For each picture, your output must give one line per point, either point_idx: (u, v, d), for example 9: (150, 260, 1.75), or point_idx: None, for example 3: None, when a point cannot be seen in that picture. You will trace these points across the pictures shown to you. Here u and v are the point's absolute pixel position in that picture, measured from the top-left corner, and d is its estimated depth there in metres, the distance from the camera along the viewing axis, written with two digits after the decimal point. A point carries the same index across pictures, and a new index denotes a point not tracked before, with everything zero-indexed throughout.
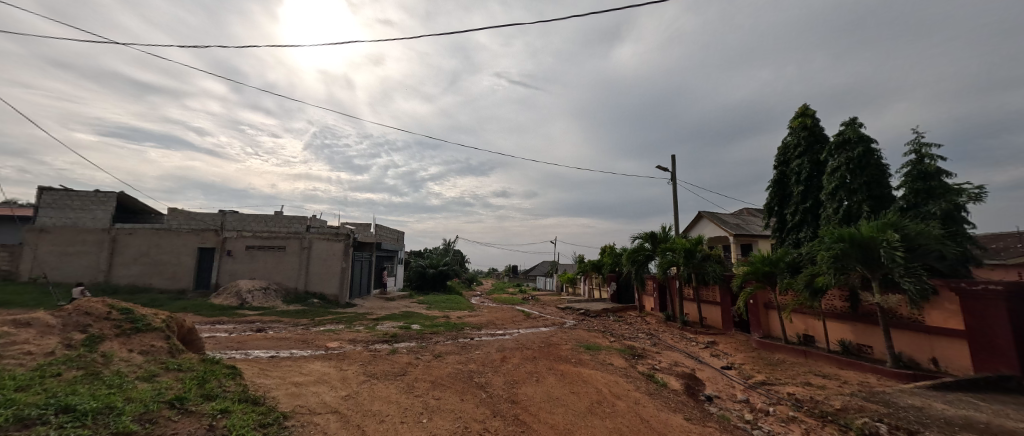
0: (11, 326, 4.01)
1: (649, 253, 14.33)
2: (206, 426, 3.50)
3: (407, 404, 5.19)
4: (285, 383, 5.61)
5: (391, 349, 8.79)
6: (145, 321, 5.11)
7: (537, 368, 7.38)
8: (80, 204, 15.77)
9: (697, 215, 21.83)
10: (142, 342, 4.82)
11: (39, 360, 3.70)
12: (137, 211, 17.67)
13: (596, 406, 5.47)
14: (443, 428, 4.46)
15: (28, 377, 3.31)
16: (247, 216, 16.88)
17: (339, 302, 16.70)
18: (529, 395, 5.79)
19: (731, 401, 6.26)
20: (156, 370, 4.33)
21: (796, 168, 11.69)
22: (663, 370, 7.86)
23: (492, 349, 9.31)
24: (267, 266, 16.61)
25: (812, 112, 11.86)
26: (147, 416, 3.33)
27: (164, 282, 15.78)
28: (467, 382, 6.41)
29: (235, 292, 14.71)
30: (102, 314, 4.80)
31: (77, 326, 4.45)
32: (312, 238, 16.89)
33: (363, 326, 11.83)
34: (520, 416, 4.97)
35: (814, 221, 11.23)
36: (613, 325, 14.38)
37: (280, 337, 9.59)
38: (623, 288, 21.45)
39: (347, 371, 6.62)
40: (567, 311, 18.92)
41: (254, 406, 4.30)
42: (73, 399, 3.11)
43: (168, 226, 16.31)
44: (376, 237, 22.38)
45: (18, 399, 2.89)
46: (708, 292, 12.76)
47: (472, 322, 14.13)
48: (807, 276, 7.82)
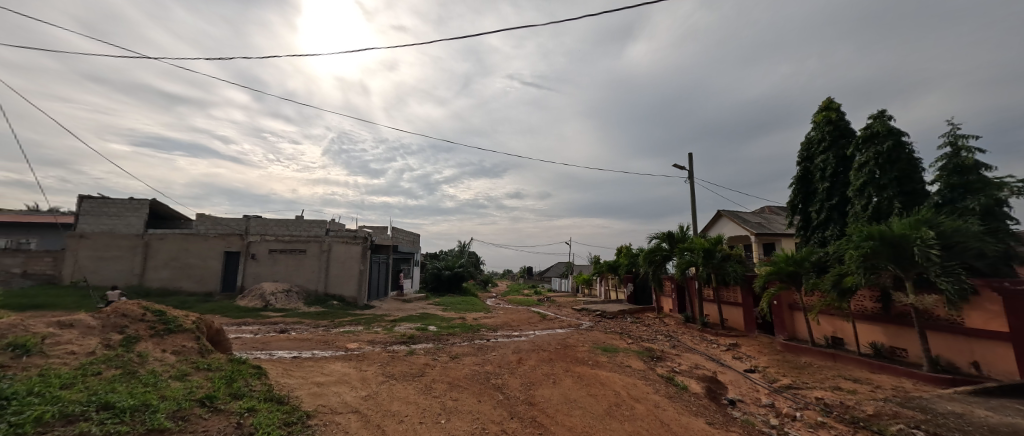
0: (55, 328, 4.24)
1: (667, 253, 14.08)
2: (235, 424, 3.64)
3: (425, 404, 5.24)
4: (308, 383, 5.77)
5: (408, 351, 8.90)
6: (177, 322, 5.34)
7: (554, 370, 7.34)
8: (116, 211, 16.61)
9: (716, 214, 21.34)
10: (174, 343, 5.04)
11: (82, 359, 3.92)
12: (168, 217, 18.48)
13: (615, 408, 5.40)
14: (461, 429, 4.49)
15: (72, 375, 3.51)
16: (269, 221, 17.45)
17: (358, 304, 17.05)
18: (546, 397, 5.76)
19: (755, 405, 6.07)
20: (187, 370, 4.52)
21: (821, 164, 11.26)
22: (683, 372, 7.69)
23: (508, 350, 9.33)
24: (289, 268, 17.11)
25: (837, 105, 11.42)
26: (181, 413, 3.48)
27: (193, 284, 16.43)
28: (483, 383, 6.44)
29: (259, 294, 15.23)
30: (138, 315, 5.04)
31: (115, 327, 4.69)
32: (331, 241, 17.33)
33: (381, 328, 12.03)
34: (538, 418, 4.96)
35: (841, 219, 10.81)
36: (630, 327, 14.17)
37: (303, 338, 9.87)
38: (640, 289, 21.14)
39: (366, 372, 6.75)
40: (583, 312, 18.75)
41: (279, 405, 4.44)
42: (112, 396, 3.27)
43: (197, 231, 17.01)
44: (393, 239, 22.77)
45: (63, 396, 3.07)
46: (729, 293, 12.44)
47: (488, 324, 14.15)
48: (834, 276, 7.52)
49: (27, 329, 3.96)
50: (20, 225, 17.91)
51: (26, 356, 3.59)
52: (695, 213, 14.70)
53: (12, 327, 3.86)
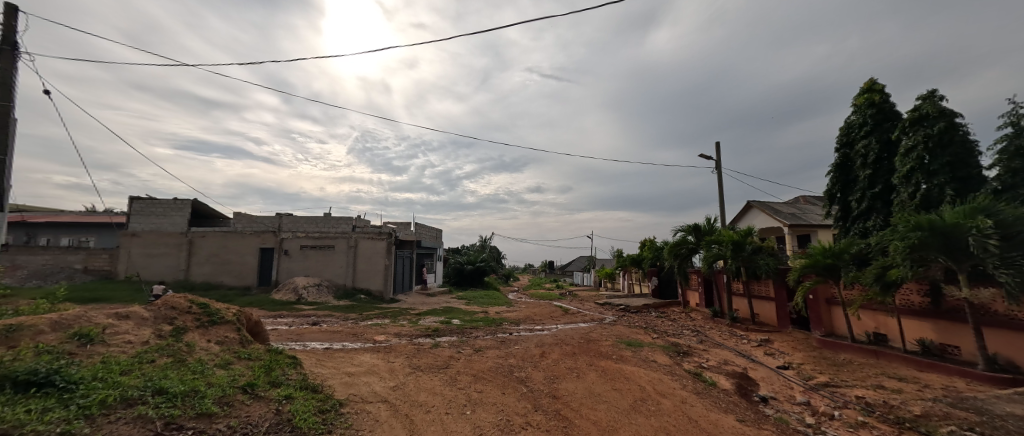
0: (114, 319, 4.60)
1: (693, 246, 13.70)
2: (274, 410, 3.86)
3: (451, 396, 5.37)
4: (339, 373, 6.01)
5: (433, 343, 9.11)
6: (220, 315, 5.68)
7: (577, 364, 7.32)
8: (162, 210, 17.76)
9: (746, 206, 20.51)
10: (218, 333, 5.37)
11: (138, 348, 4.25)
12: (208, 215, 19.61)
13: (640, 403, 5.34)
14: (487, 420, 4.57)
15: (130, 362, 3.81)
16: (300, 219, 18.20)
17: (384, 298, 17.55)
18: (569, 391, 5.77)
19: (789, 403, 5.85)
20: (230, 359, 4.82)
21: (863, 150, 10.56)
22: (711, 368, 7.49)
23: (531, 344, 9.37)
24: (319, 264, 17.81)
25: (880, 86, 10.68)
26: (226, 399, 3.72)
27: (232, 279, 17.40)
28: (507, 376, 6.50)
29: (292, 288, 15.95)
30: (185, 308, 5.38)
31: (165, 319, 5.05)
32: (357, 237, 17.89)
33: (407, 321, 12.36)
34: (562, 411, 4.97)
35: (884, 208, 10.17)
36: (655, 321, 13.90)
37: (334, 330, 10.28)
38: (665, 283, 20.66)
39: (394, 363, 6.96)
40: (606, 307, 18.55)
41: (314, 393, 4.66)
42: (166, 383, 3.54)
43: (234, 229, 17.96)
44: (417, 235, 23.23)
45: (123, 382, 3.34)
46: (761, 287, 11.96)
47: (511, 317, 14.25)
48: (877, 269, 7.08)
49: (90, 320, 4.32)
50: (80, 225, 19.47)
51: (91, 345, 3.92)
52: (724, 204, 14.17)
53: (79, 319, 4.23)
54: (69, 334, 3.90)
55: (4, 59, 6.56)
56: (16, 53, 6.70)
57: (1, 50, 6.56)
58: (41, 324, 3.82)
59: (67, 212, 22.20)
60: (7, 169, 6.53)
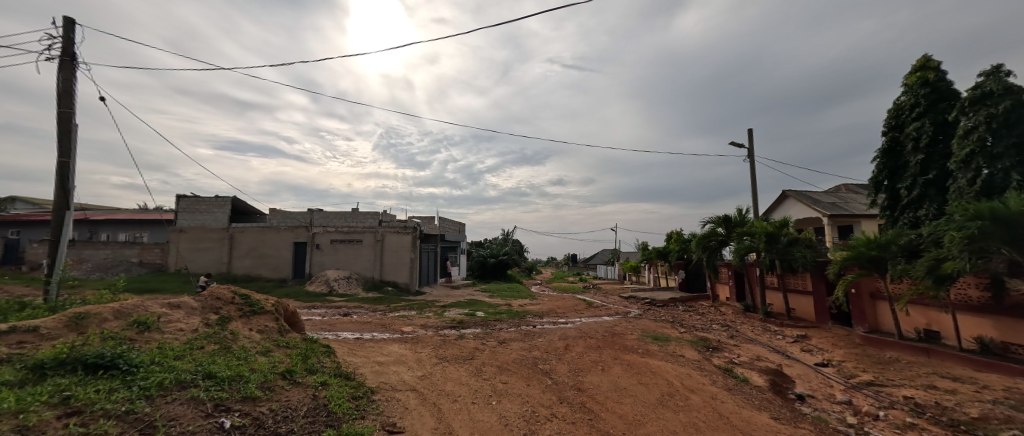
0: (167, 308, 4.95)
1: (723, 238, 13.22)
2: (311, 396, 4.07)
3: (477, 386, 5.48)
4: (369, 362, 6.25)
5: (458, 335, 9.29)
6: (260, 305, 6.02)
7: (603, 357, 7.28)
8: (206, 208, 18.91)
9: (781, 195, 19.49)
10: (258, 323, 5.70)
11: (188, 335, 4.57)
12: (246, 212, 20.66)
13: (668, 398, 5.24)
14: (512, 411, 4.62)
15: (182, 348, 4.11)
16: (330, 214, 18.90)
17: (410, 290, 18.03)
18: (595, 384, 5.74)
19: (828, 401, 5.58)
20: (270, 347, 5.11)
21: (914, 133, 9.77)
22: (743, 364, 7.23)
23: (554, 337, 9.37)
24: (348, 257, 18.47)
25: (935, 63, 9.80)
26: (268, 384, 3.96)
27: (269, 272, 18.35)
28: (532, 368, 6.55)
29: (324, 281, 16.65)
30: (229, 299, 5.73)
31: (211, 308, 5.39)
32: (384, 231, 18.41)
33: (432, 313, 12.67)
34: (587, 403, 4.96)
35: (938, 196, 9.42)
36: (683, 315, 13.55)
37: (363, 321, 10.67)
38: (693, 276, 20.06)
39: (421, 354, 7.16)
40: (631, 300, 18.24)
41: (347, 380, 4.88)
42: (215, 368, 3.80)
43: (270, 225, 18.89)
44: (440, 228, 23.61)
45: (177, 366, 3.62)
46: (797, 281, 11.38)
47: (534, 310, 14.30)
48: (929, 261, 6.58)
49: (146, 309, 4.69)
50: (133, 222, 21.02)
51: (148, 332, 4.26)
52: (757, 194, 13.53)
53: (136, 308, 4.59)
54: (129, 322, 4.24)
55: (65, 69, 7.13)
56: (75, 63, 7.26)
57: (62, 61, 7.11)
58: (105, 312, 4.18)
59: (123, 211, 24.04)
60: (71, 171, 7.12)
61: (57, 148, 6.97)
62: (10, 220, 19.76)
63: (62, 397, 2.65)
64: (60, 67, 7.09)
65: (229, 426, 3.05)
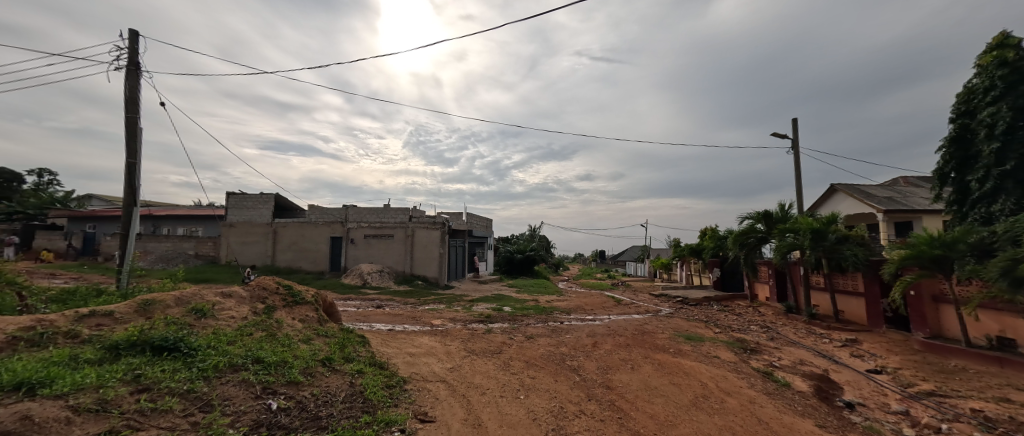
0: (221, 297, 5.34)
1: (763, 235, 12.54)
2: (348, 383, 4.29)
3: (505, 380, 5.54)
4: (401, 353, 6.47)
5: (486, 329, 9.43)
6: (301, 296, 6.38)
7: (632, 356, 7.14)
8: (252, 204, 20.20)
9: (829, 189, 18.14)
10: (300, 312, 6.06)
11: (239, 322, 4.92)
12: (288, 208, 21.85)
13: (702, 400, 5.07)
14: (540, 406, 4.64)
15: (234, 334, 4.44)
16: (363, 210, 19.65)
17: (439, 284, 18.49)
18: (624, 382, 5.64)
19: (882, 411, 5.18)
20: (310, 335, 5.41)
21: (988, 119, 8.79)
22: (784, 368, 6.86)
23: (583, 333, 9.27)
24: (381, 251, 19.15)
25: (1016, 40, 8.72)
26: (309, 370, 4.21)
27: (309, 265, 19.37)
28: (559, 364, 6.52)
29: (358, 274, 17.36)
30: (274, 289, 6.11)
31: (258, 298, 5.76)
32: (414, 227, 18.96)
33: (461, 307, 12.91)
34: (617, 402, 4.89)
35: (1017, 189, 8.45)
36: (717, 315, 13.00)
37: (395, 313, 11.05)
38: (729, 275, 19.20)
39: (450, 346, 7.34)
40: (662, 298, 17.72)
41: (381, 369, 5.08)
42: (262, 353, 4.08)
43: (309, 220, 19.90)
44: (468, 224, 23.95)
45: (230, 350, 3.92)
46: (847, 281, 10.60)
47: (561, 306, 14.23)
48: (1004, 261, 5.93)
49: (203, 297, 5.08)
50: (190, 217, 22.81)
51: (204, 318, 4.62)
52: (802, 188, 12.70)
53: (194, 296, 5.00)
54: (188, 308, 4.63)
55: (131, 78, 7.82)
56: (140, 72, 7.94)
57: (128, 70, 7.80)
58: (168, 300, 4.58)
59: (181, 207, 26.14)
60: (138, 171, 7.81)
61: (125, 150, 7.67)
62: (88, 216, 22.03)
63: (133, 375, 2.94)
64: (128, 76, 7.78)
65: (275, 408, 3.26)
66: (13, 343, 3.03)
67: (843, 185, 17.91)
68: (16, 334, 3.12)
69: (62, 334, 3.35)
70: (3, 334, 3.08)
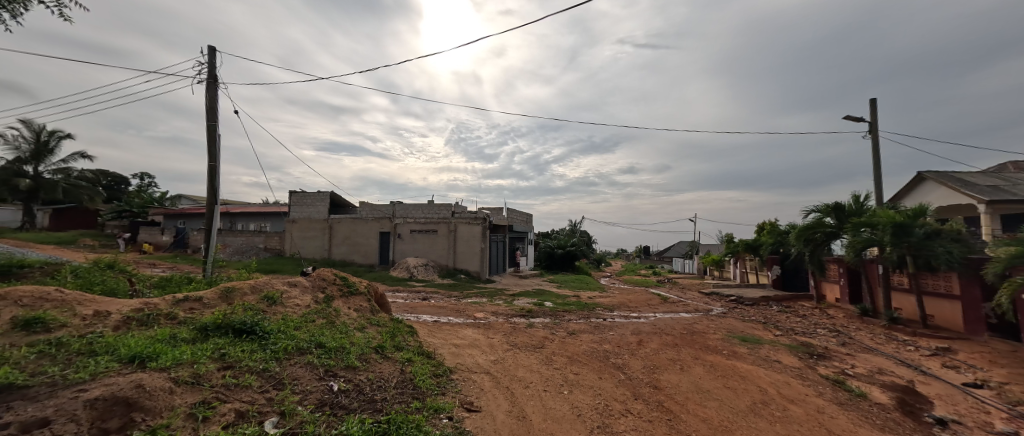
0: (288, 286, 5.85)
1: (832, 230, 11.39)
2: (399, 370, 4.52)
3: (548, 374, 5.54)
4: (447, 344, 6.71)
5: (528, 323, 9.49)
6: (355, 287, 6.81)
7: (681, 356, 6.82)
8: (311, 201, 21.87)
9: (916, 178, 15.98)
10: (355, 302, 6.49)
11: (303, 309, 5.36)
12: (342, 205, 23.38)
13: (761, 406, 4.73)
14: (584, 402, 4.59)
15: (300, 321, 4.85)
16: (409, 206, 20.52)
17: (481, 278, 18.94)
18: (673, 383, 5.42)
19: (982, 431, 4.51)
20: (364, 324, 5.77)
21: None
22: (859, 377, 6.19)
23: (627, 331, 9.02)
24: (425, 246, 19.94)
25: None
26: (365, 356, 4.50)
27: (361, 258, 20.62)
28: (603, 361, 6.40)
29: (406, 267, 18.19)
30: (331, 280, 6.59)
31: (319, 287, 6.24)
32: (456, 222, 19.55)
33: (502, 301, 13.11)
34: (665, 403, 4.70)
35: None
36: (778, 316, 12.02)
37: (440, 305, 11.46)
38: (791, 273, 17.68)
39: (493, 339, 7.48)
40: (714, 297, 16.73)
41: (428, 359, 5.31)
42: (323, 339, 4.42)
43: (360, 216, 21.16)
44: (509, 219, 24.18)
45: (297, 334, 4.29)
46: (938, 282, 9.31)
47: (604, 303, 13.91)
48: None
49: (272, 286, 5.59)
50: (259, 214, 25.18)
51: (274, 304, 5.11)
52: (882, 177, 11.32)
53: (265, 285, 5.53)
54: (261, 296, 5.14)
55: (211, 89, 8.75)
56: (218, 84, 8.86)
57: (208, 83, 8.73)
58: (244, 287, 5.13)
59: (252, 205, 28.98)
60: (218, 173, 8.77)
61: (208, 154, 8.62)
62: (179, 213, 25.11)
63: (220, 353, 3.33)
64: (208, 88, 8.71)
65: (336, 389, 3.53)
66: (127, 322, 3.55)
67: (934, 172, 15.70)
68: (130, 314, 3.65)
69: (164, 315, 3.86)
70: (120, 314, 3.61)
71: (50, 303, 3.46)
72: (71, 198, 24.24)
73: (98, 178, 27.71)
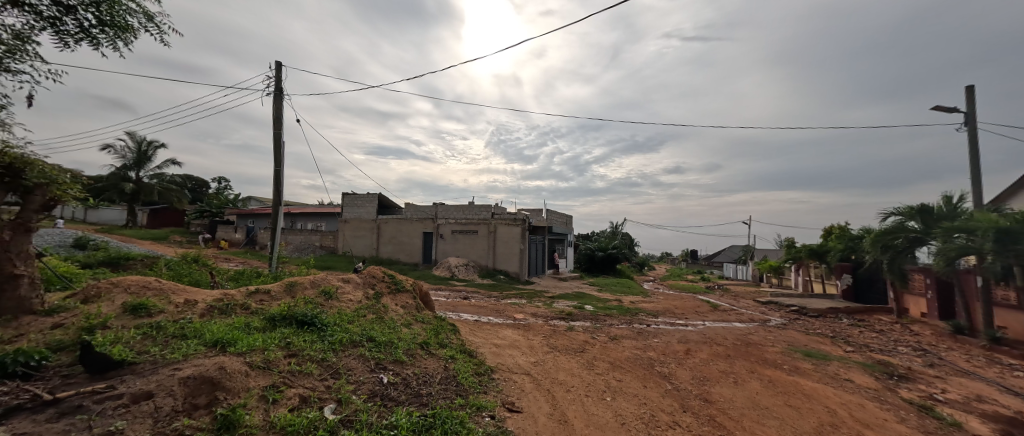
0: (342, 282, 6.25)
1: (917, 236, 10.09)
2: (442, 366, 4.66)
3: (590, 379, 5.43)
4: (488, 343, 6.80)
5: (568, 326, 9.39)
6: (402, 285, 7.11)
7: (734, 368, 6.37)
8: (361, 202, 23.23)
9: None
10: (402, 299, 6.79)
11: (355, 304, 5.71)
12: (388, 206, 24.59)
13: (828, 429, 4.30)
14: (629, 411, 4.44)
15: (353, 315, 5.16)
16: (451, 207, 21.13)
17: (520, 279, 19.06)
18: (725, 397, 5.08)
19: None
20: (410, 320, 6.02)
21: None
22: (953, 404, 5.41)
23: (672, 339, 8.60)
24: (466, 246, 20.40)
25: None
26: (411, 351, 4.70)
27: (406, 257, 21.54)
28: (647, 369, 6.16)
29: (447, 266, 18.68)
30: (380, 277, 6.95)
31: (369, 284, 6.61)
32: (496, 223, 19.82)
33: (542, 303, 13.07)
34: (717, 418, 4.43)
35: None
36: (849, 330, 10.84)
37: (480, 305, 11.66)
38: (865, 283, 15.87)
39: (533, 341, 7.48)
40: (771, 306, 15.46)
41: (470, 357, 5.42)
42: (373, 333, 4.66)
43: (406, 217, 22.15)
44: (549, 220, 24.06)
45: (350, 328, 4.58)
46: None
47: (647, 308, 13.38)
48: None
49: (328, 282, 6.00)
50: (316, 214, 27.17)
51: (331, 299, 5.48)
52: (982, 175, 9.83)
53: (323, 280, 5.97)
54: (319, 290, 5.54)
55: (277, 101, 9.60)
56: (283, 96, 9.69)
57: (275, 95, 9.60)
58: (305, 282, 5.56)
59: (309, 206, 31.40)
60: (282, 177, 9.58)
61: (274, 160, 9.47)
62: (249, 214, 27.78)
63: (286, 342, 3.64)
64: (275, 100, 9.57)
65: (386, 382, 3.71)
66: (211, 311, 3.99)
67: None
68: (213, 304, 4.10)
69: (240, 305, 4.29)
70: (205, 303, 4.07)
71: (151, 291, 3.99)
72: (163, 199, 27.66)
73: (185, 182, 31.45)
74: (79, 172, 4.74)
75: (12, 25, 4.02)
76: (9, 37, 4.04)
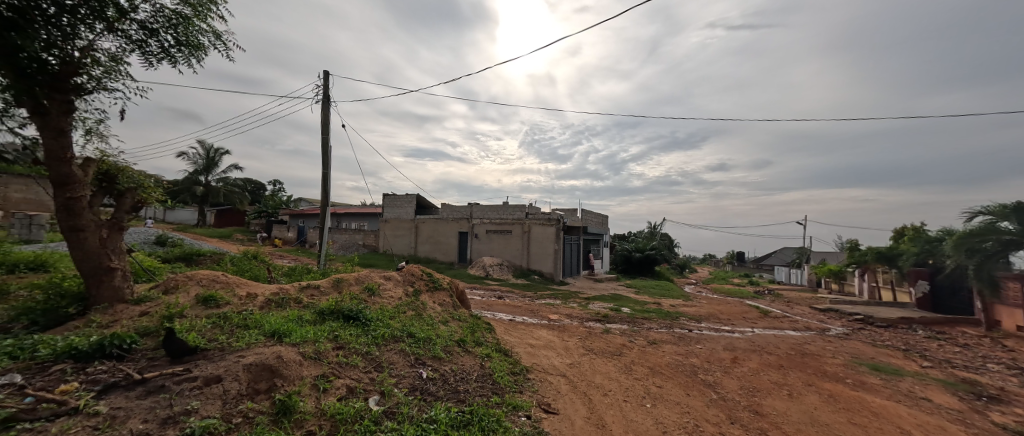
0: (384, 279, 6.53)
1: (1013, 238, 8.83)
2: (479, 364, 4.73)
3: (628, 384, 5.28)
4: (522, 343, 6.81)
5: (604, 328, 9.18)
6: (439, 283, 7.29)
7: (787, 380, 5.93)
8: (400, 203, 24.14)
9: None
10: (439, 297, 6.97)
11: (396, 300, 5.95)
12: (426, 206, 25.34)
13: None
14: (671, 419, 4.25)
15: (394, 311, 5.38)
16: (486, 208, 21.40)
17: (554, 279, 18.91)
18: (778, 410, 4.73)
19: None
20: (447, 318, 6.18)
21: None
22: None
23: (717, 345, 8.15)
24: (500, 245, 20.56)
25: None
26: (448, 347, 4.82)
27: (442, 256, 22.11)
28: (689, 376, 5.88)
29: (482, 266, 18.93)
30: (419, 275, 7.17)
31: (409, 282, 6.85)
32: (530, 223, 19.81)
33: (577, 304, 12.91)
34: (769, 432, 4.14)
35: None
36: (925, 344, 9.70)
37: (515, 305, 11.70)
38: (946, 291, 14.11)
39: (568, 342, 7.39)
40: (831, 314, 14.19)
41: (506, 356, 5.45)
42: (413, 329, 4.83)
43: (442, 217, 22.74)
44: (584, 220, 23.69)
45: (391, 323, 4.77)
46: None
47: (689, 312, 12.77)
48: None
49: (371, 279, 6.30)
50: (359, 214, 28.59)
51: (373, 295, 5.75)
52: None
53: (366, 277, 6.27)
54: (363, 287, 5.83)
55: (325, 108, 10.21)
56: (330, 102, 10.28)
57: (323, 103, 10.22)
58: (351, 279, 5.87)
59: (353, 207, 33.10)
60: (329, 179, 10.17)
61: (322, 164, 10.08)
62: (300, 214, 29.81)
63: (334, 335, 3.86)
64: (323, 107, 10.19)
65: (425, 377, 3.83)
66: (269, 303, 4.32)
67: None
68: (270, 297, 4.44)
69: (293, 299, 4.61)
70: (264, 297, 4.41)
71: (219, 284, 4.40)
72: (228, 201, 30.40)
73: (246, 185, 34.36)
74: (160, 177, 5.30)
75: (109, 49, 4.56)
76: (107, 60, 4.58)
